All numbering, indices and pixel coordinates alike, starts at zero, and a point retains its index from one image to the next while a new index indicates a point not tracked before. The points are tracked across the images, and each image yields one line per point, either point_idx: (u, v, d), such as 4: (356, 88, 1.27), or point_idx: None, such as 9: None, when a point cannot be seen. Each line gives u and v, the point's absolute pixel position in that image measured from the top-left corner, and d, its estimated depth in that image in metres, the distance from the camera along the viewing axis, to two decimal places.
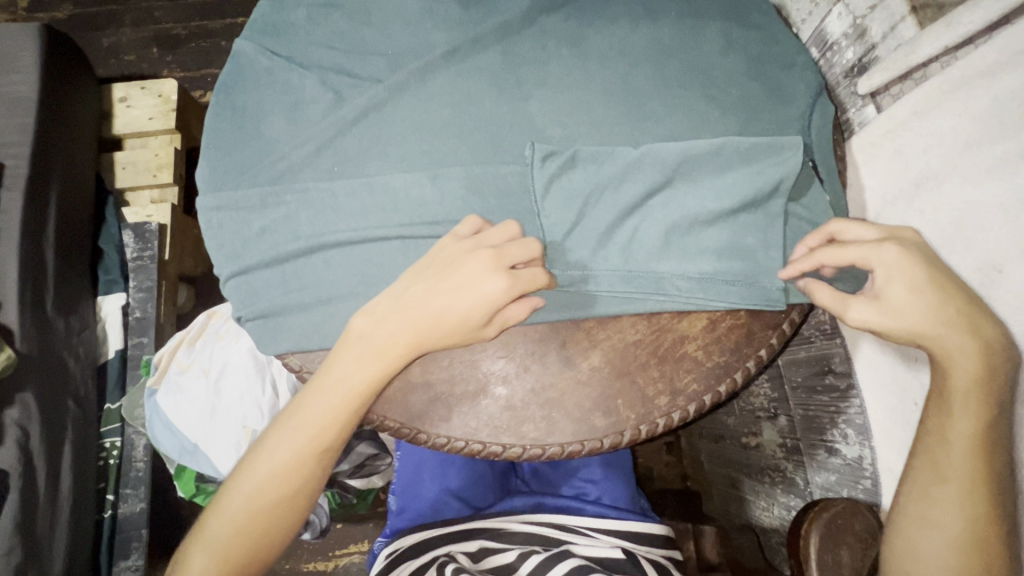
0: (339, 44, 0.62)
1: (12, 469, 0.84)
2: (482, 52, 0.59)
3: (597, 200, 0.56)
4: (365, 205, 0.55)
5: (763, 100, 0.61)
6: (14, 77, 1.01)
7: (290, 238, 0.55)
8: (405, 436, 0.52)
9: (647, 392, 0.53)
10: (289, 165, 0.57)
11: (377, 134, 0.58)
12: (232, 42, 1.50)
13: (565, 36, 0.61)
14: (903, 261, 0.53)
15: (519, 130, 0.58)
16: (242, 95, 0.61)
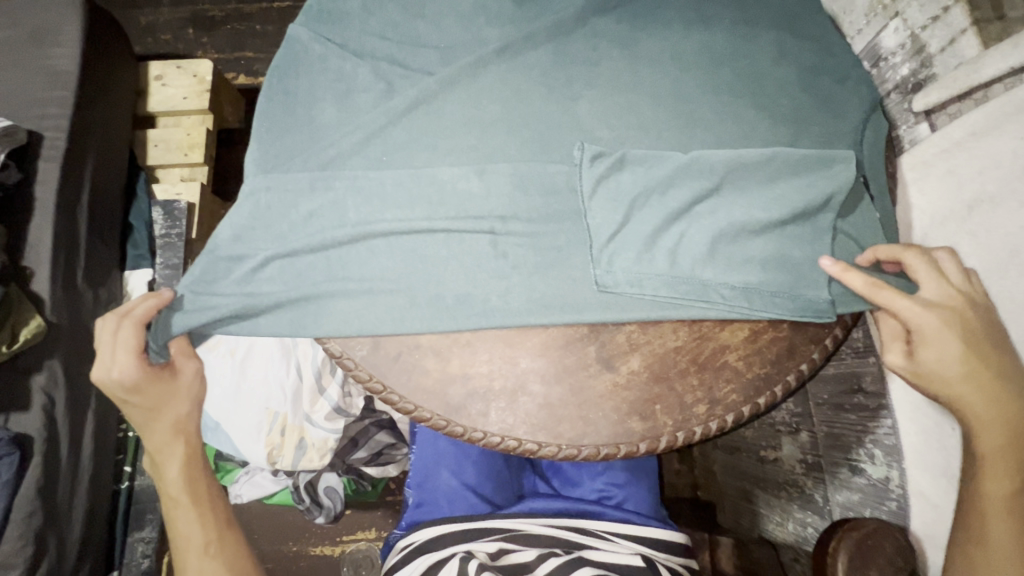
0: (392, 35, 0.63)
1: (36, 436, 0.84)
2: (534, 49, 0.60)
3: (644, 203, 0.56)
4: (413, 195, 0.56)
5: (812, 114, 0.60)
6: (56, 50, 1.02)
7: (337, 223, 0.55)
8: (440, 428, 0.52)
9: (685, 399, 0.53)
10: (339, 152, 0.57)
11: (428, 126, 0.58)
12: (267, 25, 1.51)
13: (616, 38, 0.62)
14: (944, 329, 0.52)
15: (567, 129, 0.58)
16: (295, 81, 0.62)
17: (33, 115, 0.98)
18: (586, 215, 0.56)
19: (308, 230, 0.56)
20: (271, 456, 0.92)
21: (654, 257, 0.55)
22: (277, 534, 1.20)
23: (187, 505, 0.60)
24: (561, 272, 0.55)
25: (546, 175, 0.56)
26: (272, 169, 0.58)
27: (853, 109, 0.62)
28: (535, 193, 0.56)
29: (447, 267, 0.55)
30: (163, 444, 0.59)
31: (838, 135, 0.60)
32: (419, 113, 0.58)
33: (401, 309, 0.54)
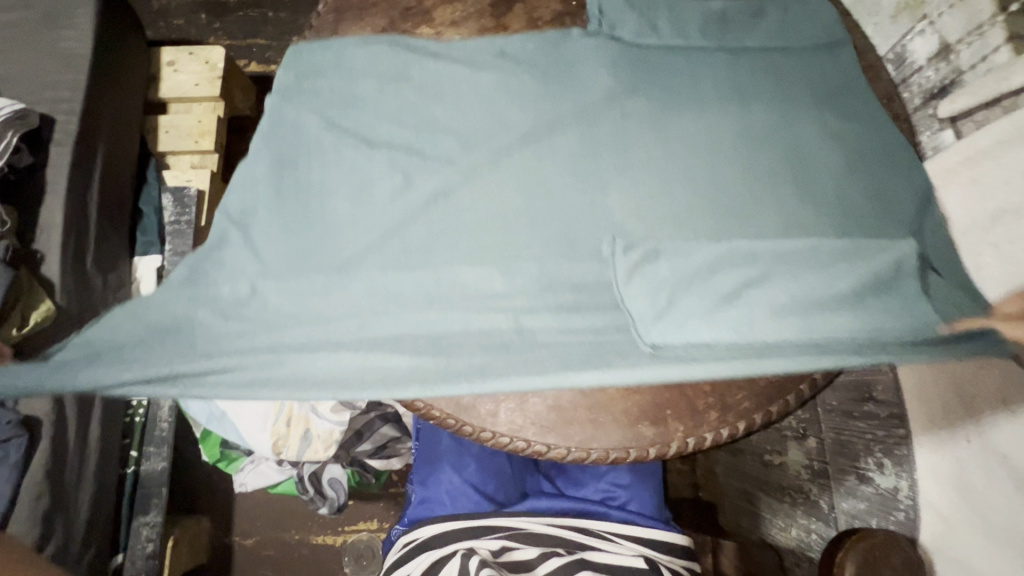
0: (407, 120, 0.61)
1: (45, 418, 0.85)
2: (559, 134, 0.60)
3: (688, 288, 0.53)
4: (434, 293, 0.54)
5: (826, 170, 0.60)
6: (69, 34, 1.02)
7: (351, 317, 0.53)
8: (450, 427, 0.52)
9: (697, 405, 0.52)
10: (356, 255, 0.56)
11: (449, 220, 0.57)
12: (279, 12, 1.50)
13: (646, 118, 0.61)
14: None
15: (594, 223, 0.57)
16: (305, 167, 0.60)
17: (47, 99, 0.98)
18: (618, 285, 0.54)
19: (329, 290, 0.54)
20: (276, 446, 0.92)
21: (703, 316, 0.51)
22: (281, 521, 1.21)
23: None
24: (603, 351, 0.52)
25: (572, 241, 0.57)
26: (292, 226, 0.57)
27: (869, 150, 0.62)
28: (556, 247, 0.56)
29: (477, 324, 0.53)
30: None
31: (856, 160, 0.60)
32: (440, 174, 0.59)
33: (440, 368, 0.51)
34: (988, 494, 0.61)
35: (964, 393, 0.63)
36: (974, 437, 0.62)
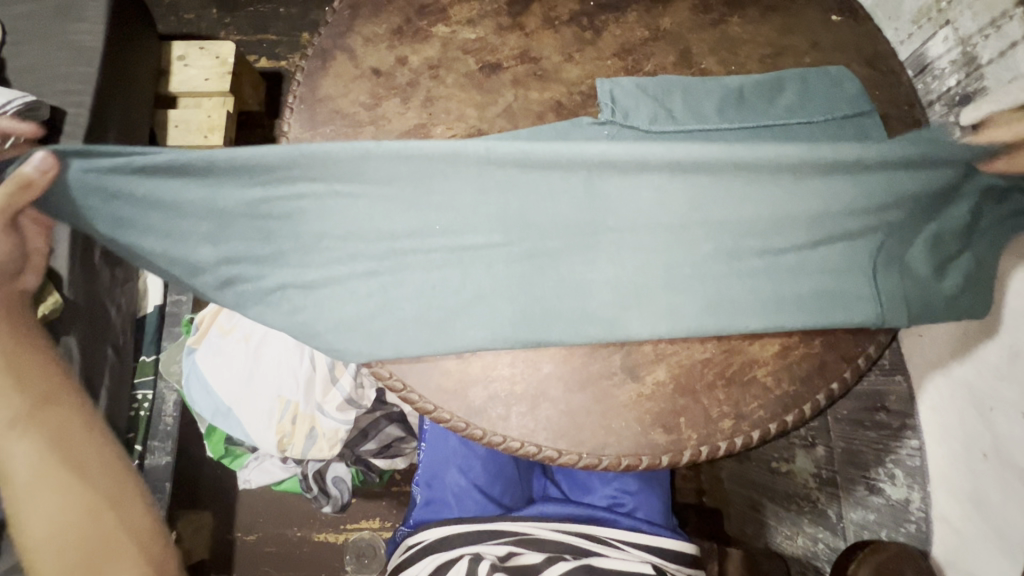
0: (400, 208, 0.50)
1: None
2: (560, 225, 0.52)
3: (658, 306, 0.52)
4: (389, 327, 0.50)
5: (880, 216, 0.54)
6: (81, 26, 1.02)
7: (308, 329, 0.50)
8: (460, 430, 0.51)
9: (711, 413, 0.51)
10: (304, 291, 0.50)
11: (418, 298, 0.51)
12: (290, 8, 1.50)
13: (679, 192, 0.52)
14: None
15: (578, 315, 0.51)
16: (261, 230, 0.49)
17: (58, 91, 0.98)
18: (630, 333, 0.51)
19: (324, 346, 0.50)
20: (282, 443, 0.92)
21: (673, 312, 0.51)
22: (283, 518, 1.21)
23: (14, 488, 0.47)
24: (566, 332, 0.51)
25: (586, 293, 0.51)
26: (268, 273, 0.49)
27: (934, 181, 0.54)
28: (571, 301, 0.51)
29: (450, 335, 0.51)
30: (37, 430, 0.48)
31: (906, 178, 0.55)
32: (444, 211, 0.51)
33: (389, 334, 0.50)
34: (1005, 510, 0.60)
35: (981, 405, 0.63)
36: (991, 450, 0.62)
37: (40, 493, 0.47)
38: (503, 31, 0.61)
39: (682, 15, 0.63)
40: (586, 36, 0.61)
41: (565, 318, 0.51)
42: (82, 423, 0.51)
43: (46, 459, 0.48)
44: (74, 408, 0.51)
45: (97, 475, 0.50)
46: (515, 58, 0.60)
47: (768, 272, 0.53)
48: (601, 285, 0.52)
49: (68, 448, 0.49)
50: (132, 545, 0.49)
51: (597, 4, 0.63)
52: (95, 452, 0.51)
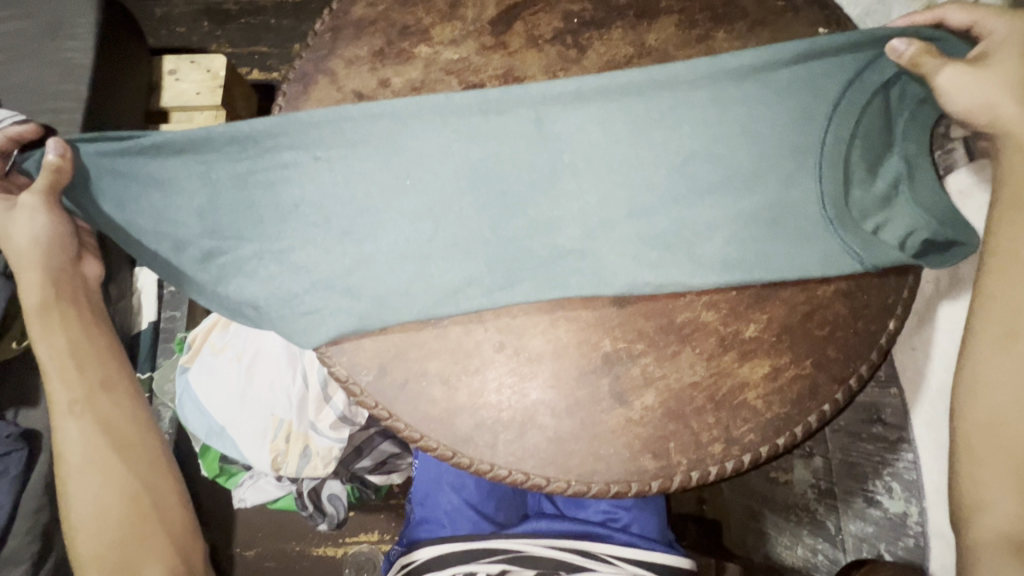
0: (370, 154, 0.52)
1: (45, 432, 0.86)
2: (521, 165, 0.53)
3: (627, 245, 0.53)
4: (367, 270, 0.53)
5: (848, 153, 0.53)
6: (70, 44, 1.01)
7: (294, 278, 0.53)
8: (446, 459, 0.51)
9: (701, 437, 0.51)
10: (287, 246, 0.53)
11: (390, 244, 0.53)
12: (282, 19, 1.49)
13: (638, 127, 0.53)
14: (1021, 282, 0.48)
15: (548, 263, 0.53)
16: (247, 179, 0.52)
17: (48, 109, 0.98)
18: (603, 282, 0.52)
19: (303, 307, 0.52)
20: (275, 462, 0.91)
21: (642, 251, 0.53)
22: (280, 534, 1.20)
23: (73, 468, 0.55)
24: (537, 277, 0.53)
25: (555, 230, 0.53)
26: (253, 235, 0.53)
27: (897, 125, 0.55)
28: (541, 258, 0.53)
29: (429, 278, 0.53)
30: (102, 416, 0.56)
31: (880, 151, 0.55)
32: (415, 164, 0.53)
33: (365, 288, 0.52)
34: None
35: None
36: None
37: (89, 473, 0.55)
38: (486, 50, 0.61)
39: (668, 30, 0.62)
40: (570, 53, 0.61)
41: (541, 263, 0.53)
42: (125, 412, 0.57)
43: (93, 444, 0.55)
44: (118, 399, 0.57)
45: (137, 462, 0.57)
46: (498, 78, 0.60)
47: (740, 221, 0.53)
48: (572, 227, 0.53)
49: (116, 435, 0.56)
50: (161, 526, 0.57)
51: (581, 19, 0.62)
52: (134, 440, 0.57)
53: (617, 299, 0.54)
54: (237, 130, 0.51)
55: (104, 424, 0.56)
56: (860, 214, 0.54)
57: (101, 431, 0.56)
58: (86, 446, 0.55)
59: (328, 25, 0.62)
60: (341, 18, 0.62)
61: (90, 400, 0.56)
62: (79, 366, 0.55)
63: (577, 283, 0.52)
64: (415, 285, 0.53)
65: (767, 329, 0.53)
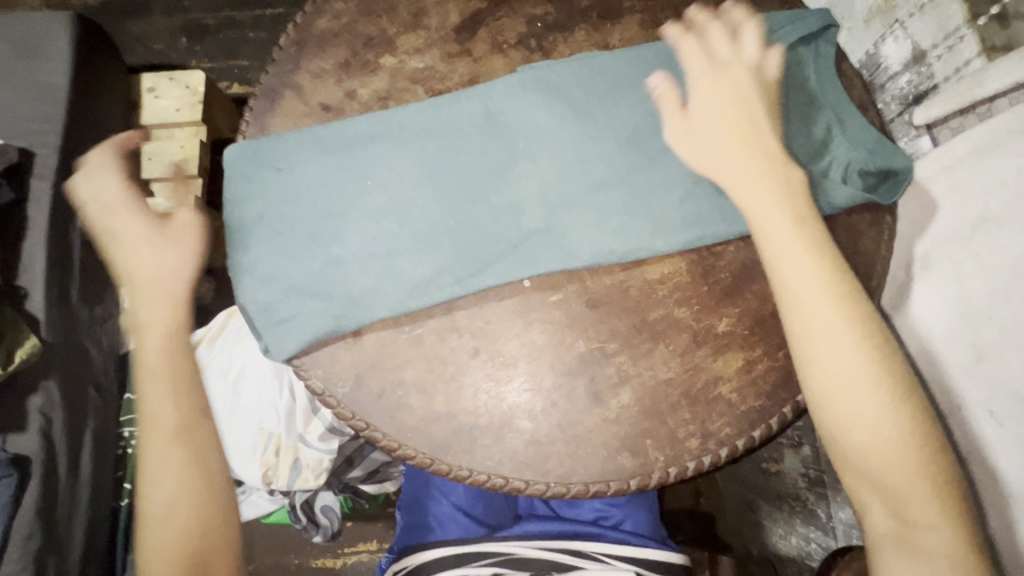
0: (328, 154, 0.55)
1: (34, 456, 0.86)
2: (477, 154, 0.55)
3: (590, 230, 0.53)
4: (334, 264, 0.53)
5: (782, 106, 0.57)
6: (45, 66, 1.02)
7: (266, 285, 0.53)
8: (426, 467, 0.51)
9: (678, 433, 0.51)
10: (258, 254, 0.54)
11: (358, 242, 0.54)
12: (259, 33, 1.49)
13: (582, 109, 0.55)
14: (812, 282, 0.49)
15: (517, 248, 0.54)
16: (225, 189, 0.55)
17: (24, 133, 0.98)
18: (572, 263, 0.53)
19: (278, 313, 0.53)
20: (266, 477, 0.90)
21: (607, 232, 0.53)
22: (277, 548, 1.19)
23: (154, 472, 0.54)
24: (507, 263, 0.53)
25: (519, 213, 0.54)
26: (227, 251, 0.54)
27: (814, 79, 0.59)
28: (505, 236, 0.54)
29: (398, 265, 0.53)
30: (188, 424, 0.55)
31: (809, 106, 0.58)
32: (377, 168, 0.55)
33: (336, 288, 0.53)
34: None
35: (949, 406, 0.59)
36: (1008, 466, 0.54)
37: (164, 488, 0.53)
38: (451, 57, 0.61)
39: (630, 30, 0.62)
40: (535, 57, 0.61)
41: (510, 247, 0.54)
42: (207, 440, 0.55)
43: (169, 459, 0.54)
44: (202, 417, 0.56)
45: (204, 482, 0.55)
46: (464, 84, 0.60)
47: (695, 183, 0.55)
48: (537, 213, 0.54)
49: (195, 442, 0.55)
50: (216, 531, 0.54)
51: (545, 21, 0.62)
52: (207, 450, 0.56)
53: (588, 299, 0.54)
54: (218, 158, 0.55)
55: (183, 430, 0.55)
56: (804, 157, 0.57)
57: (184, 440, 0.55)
58: (163, 450, 0.54)
59: (292, 38, 0.62)
60: (305, 31, 0.62)
61: (182, 409, 0.56)
62: (172, 378, 0.55)
63: (545, 258, 0.53)
64: (381, 280, 0.53)
65: (739, 323, 0.54)
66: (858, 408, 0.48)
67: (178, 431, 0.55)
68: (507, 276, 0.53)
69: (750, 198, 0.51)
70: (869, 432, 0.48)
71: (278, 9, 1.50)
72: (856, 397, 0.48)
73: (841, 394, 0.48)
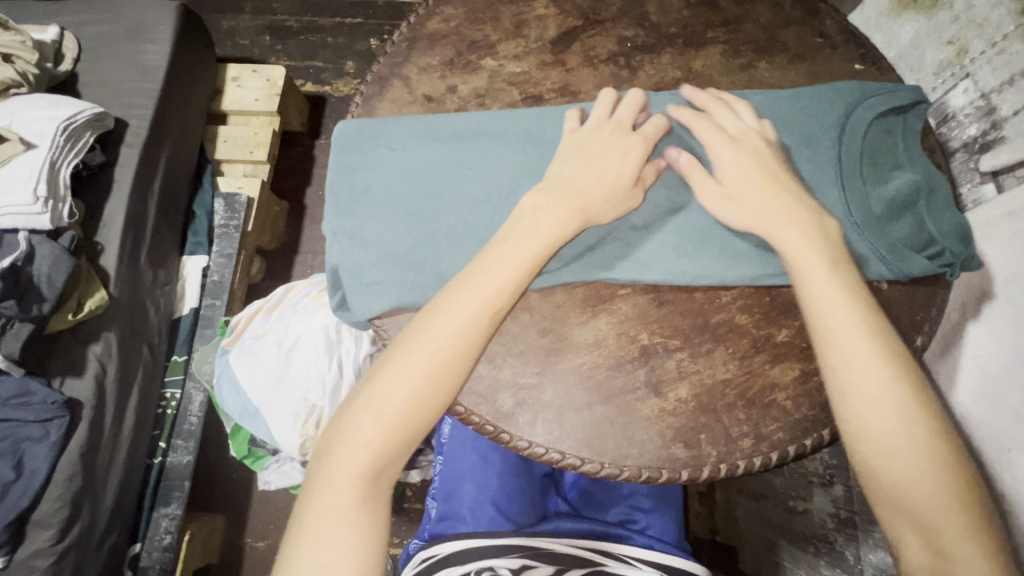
0: (437, 148, 0.61)
1: (86, 402, 0.92)
2: None
3: (661, 238, 0.57)
4: (425, 243, 0.58)
5: (864, 169, 0.60)
6: (150, 47, 1.12)
7: (362, 252, 0.58)
8: (488, 433, 0.54)
9: (731, 432, 0.53)
10: (359, 223, 0.59)
11: (451, 227, 0.58)
12: (337, 38, 1.60)
13: (670, 130, 0.60)
14: (828, 277, 0.52)
15: (596, 250, 0.57)
16: (346, 160, 0.61)
17: (122, 104, 1.08)
18: (643, 265, 0.56)
19: (368, 277, 0.58)
20: (304, 447, 0.94)
21: (678, 239, 0.57)
22: None
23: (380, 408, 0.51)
24: (583, 264, 0.57)
25: None
26: (333, 214, 0.60)
27: (901, 148, 0.62)
28: (633, 202, 0.56)
29: None
30: (439, 378, 0.51)
31: (888, 156, 0.61)
32: (478, 163, 0.60)
33: (424, 265, 0.58)
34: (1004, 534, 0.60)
35: (999, 445, 0.61)
36: None
37: (368, 438, 0.51)
38: (546, 66, 0.66)
39: (714, 57, 0.67)
40: (623, 73, 0.66)
41: (585, 249, 0.57)
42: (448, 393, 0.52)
43: (389, 414, 0.51)
44: (441, 387, 0.52)
45: (403, 449, 0.52)
46: (556, 91, 0.65)
47: None
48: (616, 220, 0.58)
49: (434, 394, 0.51)
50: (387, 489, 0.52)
51: (634, 42, 0.68)
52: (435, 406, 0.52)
53: (654, 296, 0.57)
54: (345, 133, 0.62)
55: (421, 377, 0.51)
56: (881, 213, 0.58)
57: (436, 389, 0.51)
58: (394, 381, 0.51)
59: (404, 36, 0.68)
60: (417, 31, 0.68)
61: (452, 363, 0.52)
62: (471, 324, 0.52)
63: (618, 267, 0.56)
64: (516, 236, 0.54)
65: (798, 335, 0.56)
66: (878, 403, 0.49)
67: (425, 379, 0.51)
68: (581, 275, 0.57)
69: (792, 247, 0.53)
70: (888, 430, 0.49)
71: (359, 19, 1.61)
72: (875, 426, 0.49)
73: (855, 384, 0.50)
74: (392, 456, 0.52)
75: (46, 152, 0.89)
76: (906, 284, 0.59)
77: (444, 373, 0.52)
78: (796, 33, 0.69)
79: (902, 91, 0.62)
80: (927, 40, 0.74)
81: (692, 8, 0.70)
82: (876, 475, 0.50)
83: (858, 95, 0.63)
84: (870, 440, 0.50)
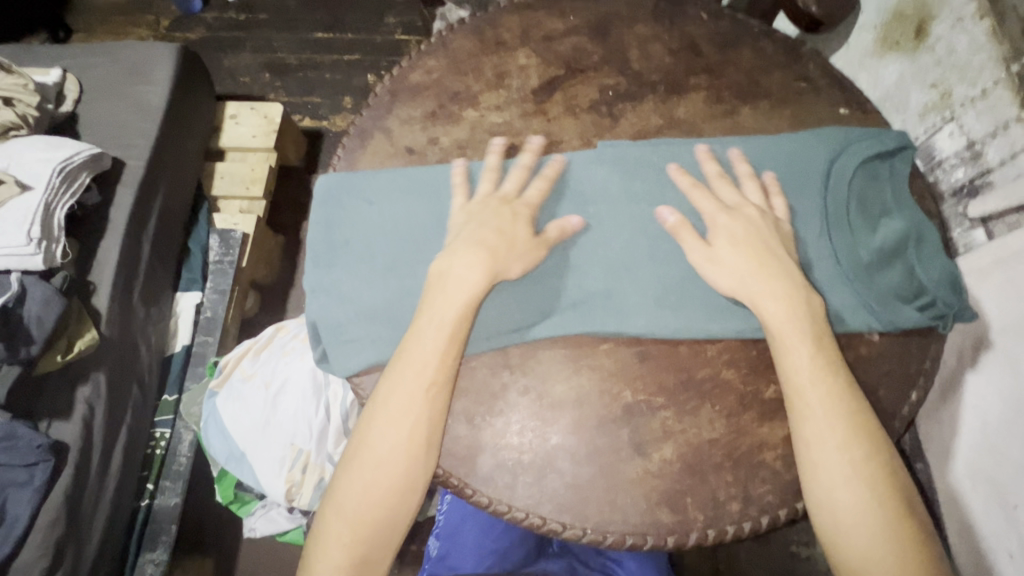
0: (416, 199, 0.60)
1: (71, 445, 0.90)
2: (555, 208, 0.60)
3: (644, 290, 0.56)
4: (405, 298, 0.57)
5: (851, 216, 0.59)
6: (147, 88, 1.14)
7: (341, 308, 0.57)
8: (466, 497, 0.52)
9: (719, 494, 0.51)
10: (338, 279, 0.58)
11: None
12: (335, 74, 1.63)
13: (650, 180, 0.60)
14: (799, 350, 0.51)
15: (578, 302, 0.56)
16: (325, 215, 0.61)
17: (120, 145, 1.09)
18: (626, 319, 0.55)
19: (347, 333, 0.57)
20: (289, 493, 0.91)
21: (661, 293, 0.56)
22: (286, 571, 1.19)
23: (347, 496, 0.51)
24: (565, 318, 0.56)
25: (580, 272, 0.57)
26: (313, 269, 0.59)
27: (889, 194, 0.61)
28: (538, 255, 0.56)
29: None
30: (399, 464, 0.51)
31: (875, 203, 0.60)
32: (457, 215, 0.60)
33: (403, 321, 0.57)
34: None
35: (1004, 500, 0.58)
36: None
37: (339, 531, 0.51)
38: (528, 115, 0.66)
39: (696, 104, 0.67)
40: (605, 122, 0.66)
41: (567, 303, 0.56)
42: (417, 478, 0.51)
43: (356, 501, 0.51)
44: (401, 473, 0.51)
45: (376, 536, 0.51)
46: (538, 140, 0.65)
47: None
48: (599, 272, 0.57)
49: (393, 480, 0.51)
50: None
51: (617, 90, 0.68)
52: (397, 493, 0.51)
53: (638, 349, 0.56)
54: (324, 189, 0.62)
55: (382, 464, 0.51)
56: (868, 263, 0.57)
57: (398, 475, 0.51)
58: (358, 469, 0.51)
59: (388, 87, 0.69)
60: (400, 82, 0.69)
61: (412, 449, 0.51)
62: (417, 402, 0.51)
63: (600, 320, 0.55)
64: (431, 308, 0.54)
65: None
66: (846, 475, 0.48)
67: (389, 467, 0.51)
68: (563, 329, 0.55)
69: (774, 319, 0.52)
70: (850, 504, 0.47)
71: (356, 56, 1.64)
72: (840, 497, 0.47)
73: (819, 455, 0.49)
74: (373, 545, 0.51)
75: (41, 195, 0.89)
76: (898, 335, 0.58)
77: (400, 456, 0.51)
78: (779, 78, 0.69)
79: (889, 136, 0.62)
80: (911, 81, 0.74)
81: (674, 55, 0.70)
82: (838, 548, 0.48)
83: (843, 140, 0.62)
84: (831, 508, 0.48)
